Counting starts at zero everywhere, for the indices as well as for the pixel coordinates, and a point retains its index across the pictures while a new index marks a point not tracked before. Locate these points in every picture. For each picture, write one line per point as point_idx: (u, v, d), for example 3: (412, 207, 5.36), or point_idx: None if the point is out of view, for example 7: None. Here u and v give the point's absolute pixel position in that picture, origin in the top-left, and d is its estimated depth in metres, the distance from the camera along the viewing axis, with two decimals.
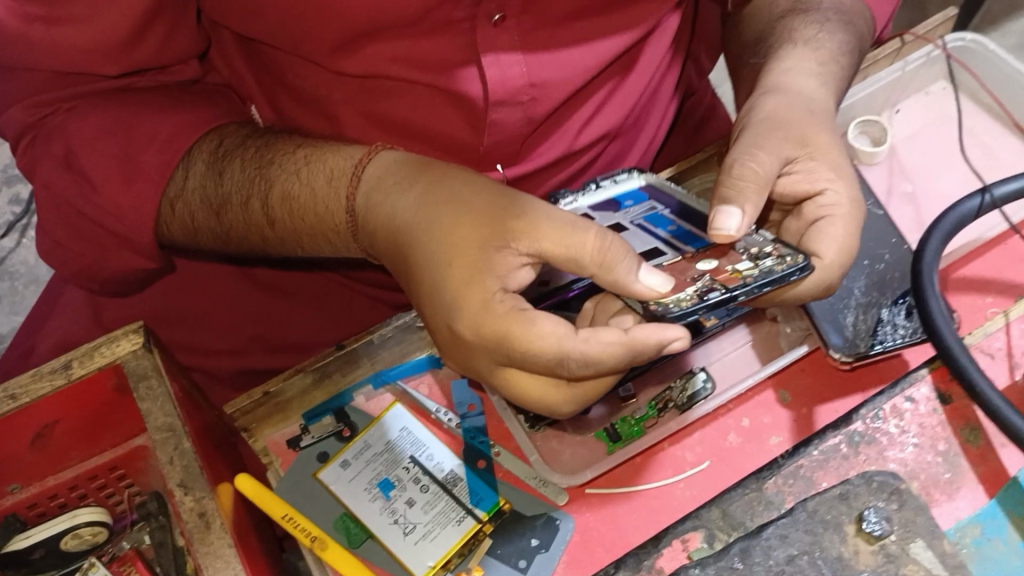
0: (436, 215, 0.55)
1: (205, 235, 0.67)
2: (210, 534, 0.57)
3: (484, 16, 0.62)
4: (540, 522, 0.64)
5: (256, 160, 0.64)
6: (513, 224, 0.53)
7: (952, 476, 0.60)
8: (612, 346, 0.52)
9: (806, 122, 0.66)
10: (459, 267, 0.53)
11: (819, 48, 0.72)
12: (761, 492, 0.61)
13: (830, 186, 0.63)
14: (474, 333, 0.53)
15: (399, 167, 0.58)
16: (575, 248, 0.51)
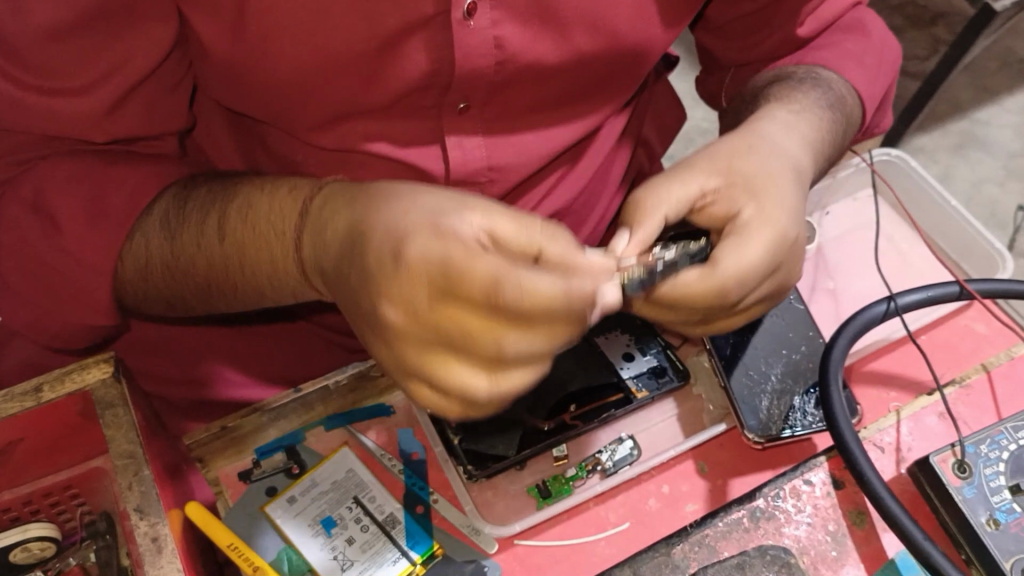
0: (391, 209, 0.49)
1: (158, 271, 0.63)
2: (162, 558, 0.60)
3: (450, 105, 0.65)
4: (469, 568, 0.69)
5: (222, 186, 0.62)
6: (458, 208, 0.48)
7: (838, 554, 0.66)
8: (550, 284, 0.44)
9: (733, 157, 0.68)
10: (406, 210, 0.48)
11: (789, 102, 0.75)
12: (669, 556, 0.66)
13: (746, 207, 0.65)
14: (420, 262, 0.44)
15: (348, 187, 0.54)
16: (528, 231, 0.47)
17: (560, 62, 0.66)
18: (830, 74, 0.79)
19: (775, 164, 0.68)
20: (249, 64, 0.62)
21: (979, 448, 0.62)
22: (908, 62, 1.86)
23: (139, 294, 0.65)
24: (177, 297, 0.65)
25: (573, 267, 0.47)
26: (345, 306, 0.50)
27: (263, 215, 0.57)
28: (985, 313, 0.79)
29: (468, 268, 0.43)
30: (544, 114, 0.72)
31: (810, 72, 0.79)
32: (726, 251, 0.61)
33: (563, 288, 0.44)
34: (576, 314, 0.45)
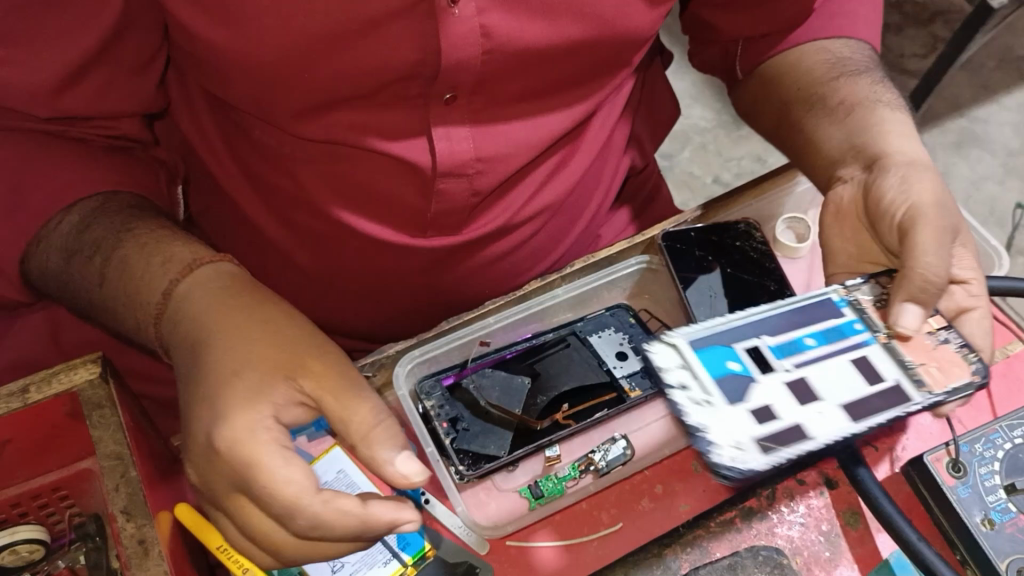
0: (225, 329, 0.58)
1: (52, 282, 0.66)
2: (147, 561, 0.60)
3: (436, 96, 0.64)
4: (461, 569, 0.68)
5: (120, 222, 0.65)
6: (307, 363, 0.59)
7: (831, 554, 0.65)
8: (347, 517, 0.54)
9: (948, 207, 0.72)
10: (261, 354, 0.58)
11: (905, 115, 0.81)
12: (661, 558, 0.63)
13: (970, 274, 0.72)
14: (226, 445, 0.53)
15: (225, 281, 0.61)
16: (349, 413, 0.57)
17: (548, 50, 0.65)
18: (862, 50, 0.85)
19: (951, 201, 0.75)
20: (232, 51, 0.61)
21: (973, 447, 0.61)
22: (906, 59, 1.85)
23: (42, 277, 0.66)
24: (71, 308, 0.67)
25: (378, 473, 0.55)
26: (198, 393, 0.56)
27: (144, 263, 0.62)
28: (982, 312, 0.77)
29: (342, 403, 0.57)
30: (532, 103, 0.72)
31: (865, 61, 0.84)
32: (964, 326, 0.69)
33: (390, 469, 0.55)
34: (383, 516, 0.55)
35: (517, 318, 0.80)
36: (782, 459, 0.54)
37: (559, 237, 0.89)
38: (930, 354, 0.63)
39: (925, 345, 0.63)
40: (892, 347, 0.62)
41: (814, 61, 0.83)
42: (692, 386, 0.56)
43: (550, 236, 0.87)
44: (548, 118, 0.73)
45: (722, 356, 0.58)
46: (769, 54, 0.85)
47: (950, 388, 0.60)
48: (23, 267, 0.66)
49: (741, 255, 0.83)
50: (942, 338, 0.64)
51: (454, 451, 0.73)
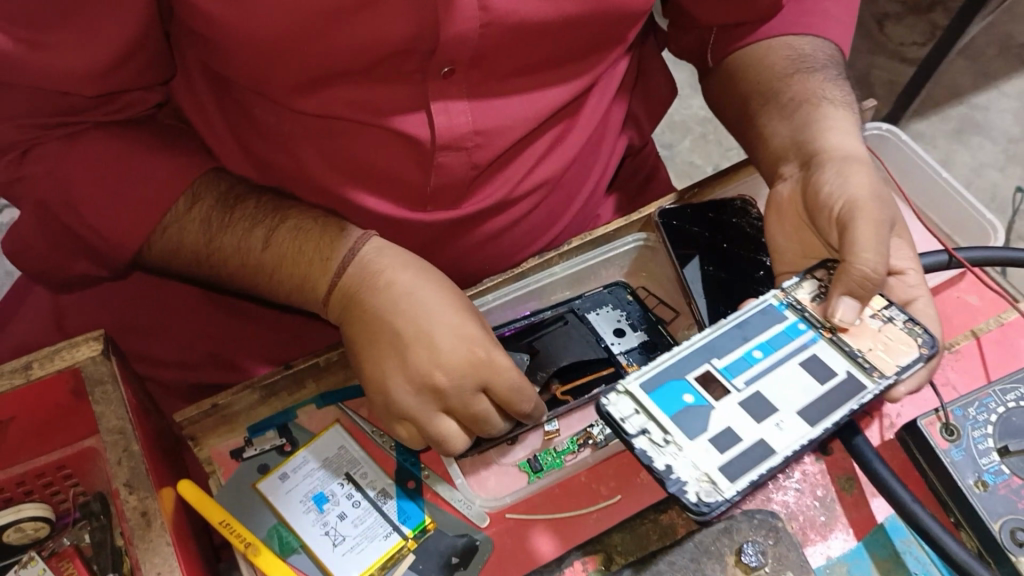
0: (412, 290, 0.68)
1: (186, 255, 0.71)
2: (150, 533, 0.61)
3: (434, 70, 0.65)
4: (461, 542, 0.69)
5: (267, 206, 0.72)
6: (472, 319, 0.69)
7: (827, 519, 0.65)
8: (513, 413, 0.68)
9: (886, 199, 0.72)
10: (450, 304, 0.69)
11: (851, 112, 0.80)
12: (656, 522, 0.66)
13: (907, 265, 0.72)
14: (447, 380, 0.66)
15: (398, 257, 0.70)
16: (506, 365, 0.67)
17: (543, 24, 0.66)
18: (826, 46, 0.85)
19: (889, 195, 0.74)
20: (232, 26, 0.61)
21: (966, 411, 0.63)
22: (906, 48, 1.86)
23: (170, 256, 0.71)
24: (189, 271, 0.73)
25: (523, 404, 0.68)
26: (375, 342, 0.67)
27: (312, 238, 0.70)
28: (977, 284, 0.79)
29: (474, 342, 0.67)
30: (528, 78, 0.72)
31: (827, 59, 0.83)
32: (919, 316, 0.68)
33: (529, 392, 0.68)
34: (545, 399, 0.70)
35: (516, 296, 0.81)
36: (748, 483, 0.53)
37: (557, 215, 0.90)
38: (876, 341, 0.61)
39: (871, 331, 0.62)
40: (837, 343, 0.61)
41: (777, 58, 0.83)
42: (643, 421, 0.55)
43: (547, 214, 0.88)
44: (545, 93, 0.74)
45: (677, 391, 0.57)
46: (741, 44, 0.85)
47: (899, 366, 0.59)
48: (143, 250, 0.70)
49: (739, 232, 0.84)
50: (884, 319, 0.63)
51: None
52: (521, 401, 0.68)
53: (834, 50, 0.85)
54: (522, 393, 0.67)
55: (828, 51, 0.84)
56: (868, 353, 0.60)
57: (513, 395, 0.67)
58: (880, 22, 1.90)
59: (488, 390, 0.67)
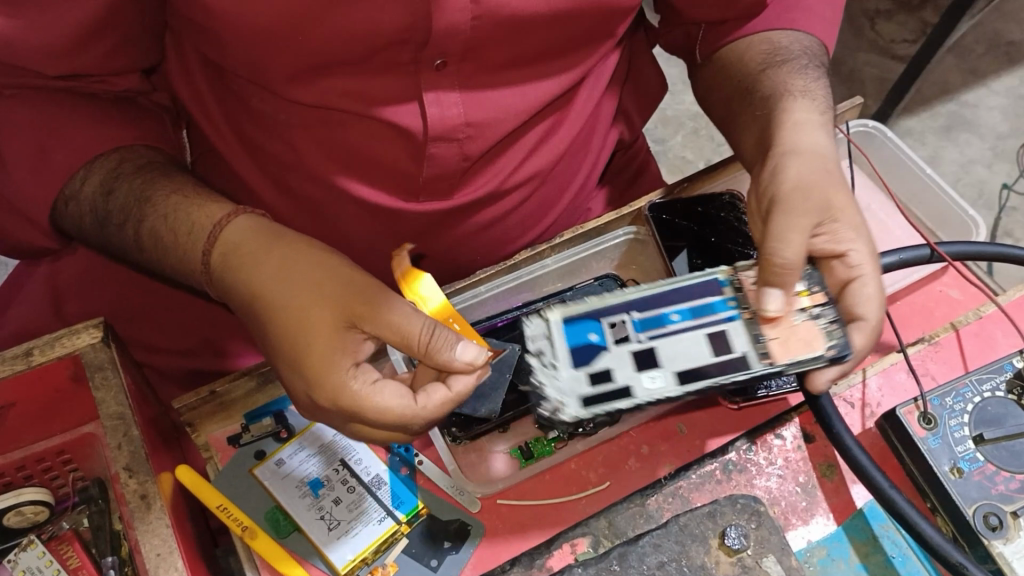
0: (279, 286, 0.62)
1: (90, 236, 0.70)
2: (150, 515, 0.63)
3: (427, 61, 0.67)
4: (453, 527, 0.70)
5: (143, 186, 0.68)
6: (352, 305, 0.61)
7: (808, 504, 0.67)
8: (437, 404, 0.60)
9: (827, 186, 0.71)
10: (318, 313, 0.61)
11: (816, 99, 0.78)
12: (643, 506, 0.68)
13: (851, 247, 0.70)
14: (330, 402, 0.61)
15: (256, 233, 0.64)
16: (403, 335, 0.60)
17: (535, 18, 0.67)
18: (807, 40, 0.84)
19: (840, 181, 0.72)
20: (229, 16, 0.63)
21: (943, 400, 0.65)
22: (896, 45, 1.87)
23: (78, 231, 0.71)
24: (105, 252, 0.71)
25: (447, 370, 0.60)
26: (269, 350, 0.64)
27: (181, 219, 0.65)
28: (959, 278, 0.81)
29: (338, 363, 0.60)
30: (519, 70, 0.73)
31: (804, 50, 0.83)
32: (853, 299, 0.68)
33: (413, 410, 0.60)
34: (460, 393, 0.60)
35: (507, 287, 0.83)
36: (596, 413, 0.59)
37: (548, 206, 0.91)
38: (783, 331, 0.62)
39: (789, 321, 0.63)
40: (751, 325, 0.63)
41: (754, 54, 0.83)
42: (546, 350, 0.62)
43: (538, 204, 0.89)
44: (536, 85, 0.75)
45: (586, 328, 0.63)
46: (725, 41, 0.85)
47: (793, 359, 0.61)
48: (53, 222, 0.70)
49: (727, 225, 0.86)
50: (805, 312, 0.64)
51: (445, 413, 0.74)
52: (410, 421, 0.61)
53: (816, 44, 0.84)
54: (405, 416, 0.60)
55: (806, 42, 0.84)
56: (765, 345, 0.62)
57: (393, 420, 0.60)
58: (871, 19, 1.91)
59: (363, 418, 0.61)
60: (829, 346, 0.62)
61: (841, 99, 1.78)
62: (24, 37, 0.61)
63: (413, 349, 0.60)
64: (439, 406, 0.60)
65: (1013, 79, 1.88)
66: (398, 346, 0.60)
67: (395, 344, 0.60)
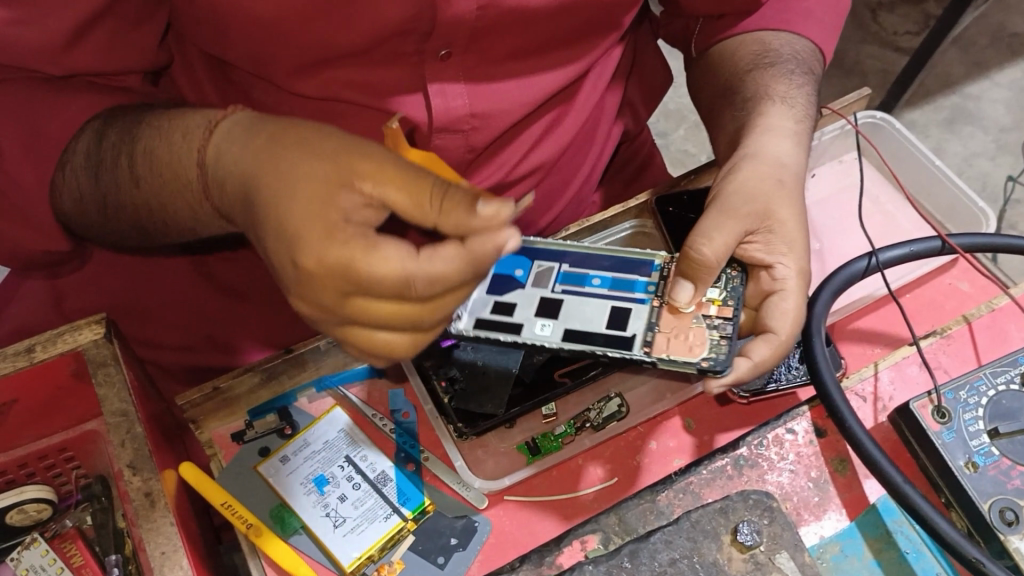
0: (264, 161, 0.50)
1: (90, 207, 0.63)
2: (154, 513, 0.62)
3: (432, 52, 0.66)
4: (460, 524, 0.70)
5: (130, 124, 0.61)
6: (355, 164, 0.48)
7: (820, 500, 0.67)
8: (452, 261, 0.48)
9: (772, 197, 0.72)
10: (307, 169, 0.49)
11: (794, 105, 0.78)
12: (654, 503, 0.67)
13: (781, 261, 0.70)
14: (317, 264, 0.48)
15: (244, 121, 0.53)
16: (412, 194, 0.47)
17: (541, 8, 0.67)
18: (801, 43, 0.83)
19: (791, 196, 0.73)
20: (231, 7, 0.62)
21: (958, 394, 0.64)
22: (899, 37, 1.86)
23: (81, 216, 0.64)
24: (112, 232, 0.66)
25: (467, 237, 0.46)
26: (262, 246, 0.53)
27: (171, 130, 0.57)
28: (969, 270, 0.80)
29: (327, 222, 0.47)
30: (524, 61, 0.73)
31: (794, 54, 0.82)
32: (771, 312, 0.68)
33: (417, 267, 0.48)
34: (478, 250, 0.47)
35: None
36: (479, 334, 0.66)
37: (553, 198, 0.90)
38: (674, 329, 0.65)
39: (686, 320, 0.66)
40: (657, 314, 0.67)
41: (743, 56, 0.83)
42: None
43: (543, 197, 0.88)
44: (542, 76, 0.74)
45: (512, 265, 0.71)
46: (719, 37, 0.85)
47: (667, 356, 0.64)
48: (55, 215, 0.64)
49: None
50: (707, 318, 0.66)
51: (453, 410, 0.73)
52: (412, 280, 0.48)
53: (809, 47, 0.84)
54: (405, 276, 0.48)
55: (799, 45, 0.83)
56: (654, 340, 0.65)
57: (392, 283, 0.48)
58: (873, 11, 1.90)
59: (361, 285, 0.48)
60: (707, 356, 0.63)
61: (844, 91, 1.77)
62: None
63: (422, 215, 0.47)
64: (449, 263, 0.48)
65: (1017, 71, 1.87)
66: (406, 212, 0.47)
67: (402, 207, 0.47)
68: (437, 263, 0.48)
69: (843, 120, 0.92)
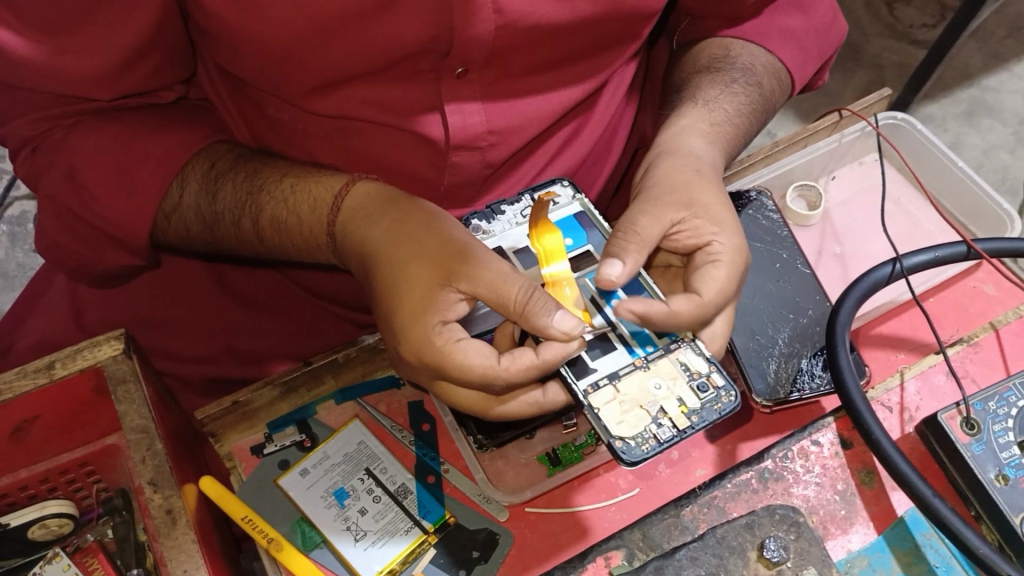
0: (390, 249, 0.62)
1: (196, 242, 0.72)
2: (176, 530, 0.62)
3: (449, 70, 0.65)
4: (481, 536, 0.69)
5: (248, 184, 0.69)
6: (457, 268, 0.60)
7: (847, 513, 0.66)
8: (524, 368, 0.58)
9: (694, 186, 0.70)
10: (419, 268, 0.61)
11: (714, 109, 0.79)
12: (678, 517, 0.66)
13: (716, 237, 0.67)
14: (416, 350, 0.60)
15: (373, 200, 0.66)
16: (501, 295, 0.58)
17: (559, 25, 0.66)
18: (764, 56, 0.83)
19: (712, 183, 0.71)
20: (248, 28, 0.61)
21: (987, 405, 0.64)
22: (916, 30, 1.84)
23: (179, 241, 0.72)
24: (212, 251, 0.75)
25: (539, 337, 0.57)
26: (376, 311, 0.65)
27: (295, 200, 0.68)
28: (994, 273, 0.79)
29: (425, 318, 0.60)
30: (543, 75, 0.72)
31: (748, 63, 0.82)
32: (701, 279, 0.65)
33: (496, 370, 0.58)
34: (547, 360, 0.57)
35: None
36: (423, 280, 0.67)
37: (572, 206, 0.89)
38: (626, 397, 0.59)
39: (642, 398, 0.59)
40: (629, 373, 0.61)
41: (702, 57, 0.84)
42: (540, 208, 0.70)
43: None
44: (561, 89, 0.74)
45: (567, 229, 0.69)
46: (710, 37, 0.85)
47: (594, 411, 0.58)
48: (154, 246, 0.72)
49: (751, 221, 0.83)
50: (661, 416, 0.59)
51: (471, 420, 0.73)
52: (493, 380, 0.59)
53: (774, 64, 0.83)
54: (486, 376, 0.58)
55: (763, 62, 0.83)
56: (602, 389, 0.60)
57: (477, 376, 0.59)
58: (888, 4, 1.88)
59: (446, 374, 0.60)
60: (625, 438, 0.57)
61: (860, 85, 1.75)
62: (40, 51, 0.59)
63: (508, 310, 0.59)
64: (522, 371, 0.58)
65: None
66: (495, 305, 0.59)
67: (490, 302, 0.59)
68: (515, 366, 0.58)
69: (864, 123, 0.90)
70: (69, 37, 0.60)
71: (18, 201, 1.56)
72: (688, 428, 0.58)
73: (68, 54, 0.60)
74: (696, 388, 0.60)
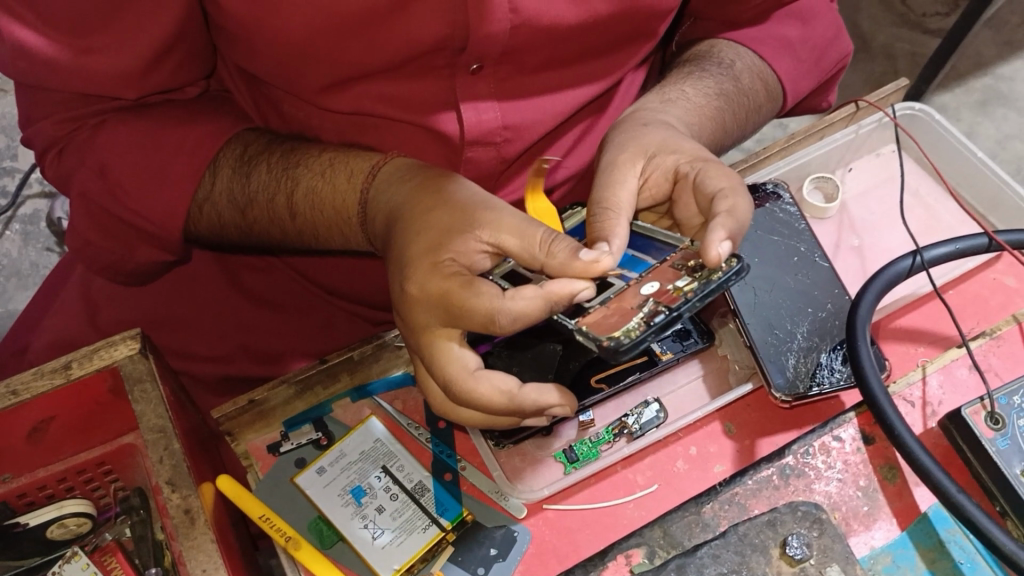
0: (415, 200, 0.61)
1: (228, 229, 0.72)
2: (194, 530, 0.61)
3: (463, 67, 0.64)
4: (499, 534, 0.69)
5: (283, 162, 0.69)
6: (480, 214, 0.59)
7: (870, 509, 0.66)
8: (533, 300, 0.54)
9: (642, 138, 0.69)
10: (442, 215, 0.60)
11: (664, 90, 0.78)
12: (699, 515, 0.66)
13: (681, 162, 0.66)
14: (419, 287, 0.58)
15: (408, 168, 0.65)
16: (524, 240, 0.57)
17: (574, 20, 0.65)
18: (752, 58, 0.82)
19: (661, 128, 0.70)
20: (260, 26, 0.61)
21: (1011, 399, 0.64)
22: (929, 18, 1.82)
23: (212, 229, 0.72)
24: (240, 240, 0.74)
25: (559, 275, 0.55)
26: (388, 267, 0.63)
27: (329, 173, 0.67)
28: (1015, 266, 0.78)
29: (438, 257, 0.58)
30: (558, 72, 0.71)
31: (732, 59, 0.81)
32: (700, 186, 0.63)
33: (502, 302, 0.55)
34: (553, 292, 0.54)
35: None
36: None
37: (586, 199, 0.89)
38: (615, 311, 0.53)
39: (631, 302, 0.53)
40: (620, 293, 0.55)
41: (689, 54, 0.85)
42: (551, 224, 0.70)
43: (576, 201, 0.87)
44: (574, 84, 0.73)
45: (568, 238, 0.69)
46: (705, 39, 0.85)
47: (584, 329, 0.52)
48: (185, 237, 0.71)
49: (767, 215, 0.82)
50: (653, 304, 0.52)
51: None
52: (495, 316, 0.55)
53: (763, 69, 0.82)
54: (491, 308, 0.55)
55: (752, 65, 0.81)
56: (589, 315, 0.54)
57: (481, 309, 0.56)
58: None
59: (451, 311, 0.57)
60: (613, 337, 0.50)
61: (872, 75, 1.73)
62: (50, 52, 0.59)
63: (533, 257, 0.57)
64: (528, 305, 0.54)
65: None
66: (517, 254, 0.57)
67: (511, 249, 0.57)
68: (519, 296, 0.55)
69: (880, 113, 0.89)
70: (80, 38, 0.60)
71: (30, 199, 1.56)
72: (684, 301, 0.51)
73: (79, 52, 0.60)
74: (691, 273, 0.54)
